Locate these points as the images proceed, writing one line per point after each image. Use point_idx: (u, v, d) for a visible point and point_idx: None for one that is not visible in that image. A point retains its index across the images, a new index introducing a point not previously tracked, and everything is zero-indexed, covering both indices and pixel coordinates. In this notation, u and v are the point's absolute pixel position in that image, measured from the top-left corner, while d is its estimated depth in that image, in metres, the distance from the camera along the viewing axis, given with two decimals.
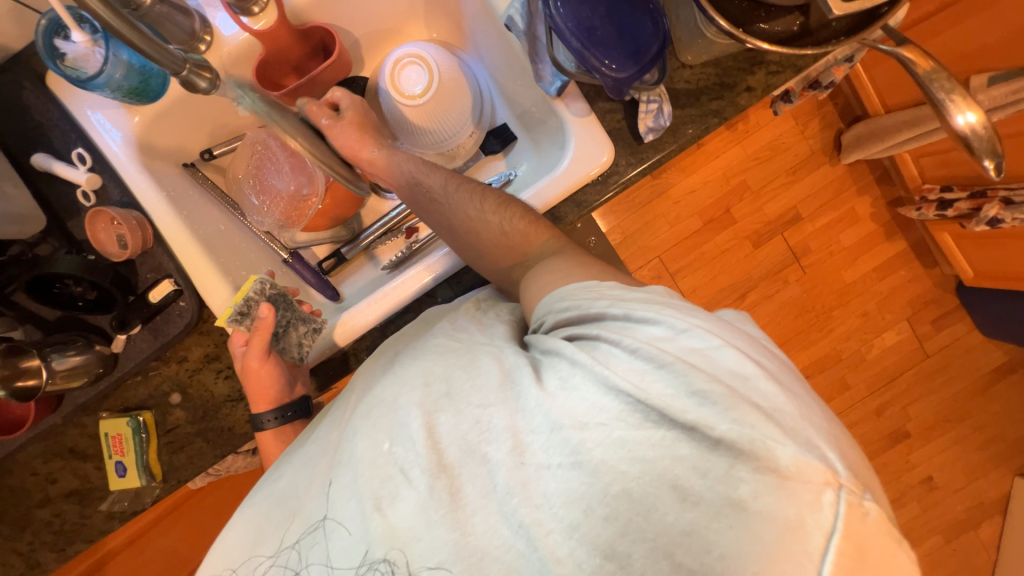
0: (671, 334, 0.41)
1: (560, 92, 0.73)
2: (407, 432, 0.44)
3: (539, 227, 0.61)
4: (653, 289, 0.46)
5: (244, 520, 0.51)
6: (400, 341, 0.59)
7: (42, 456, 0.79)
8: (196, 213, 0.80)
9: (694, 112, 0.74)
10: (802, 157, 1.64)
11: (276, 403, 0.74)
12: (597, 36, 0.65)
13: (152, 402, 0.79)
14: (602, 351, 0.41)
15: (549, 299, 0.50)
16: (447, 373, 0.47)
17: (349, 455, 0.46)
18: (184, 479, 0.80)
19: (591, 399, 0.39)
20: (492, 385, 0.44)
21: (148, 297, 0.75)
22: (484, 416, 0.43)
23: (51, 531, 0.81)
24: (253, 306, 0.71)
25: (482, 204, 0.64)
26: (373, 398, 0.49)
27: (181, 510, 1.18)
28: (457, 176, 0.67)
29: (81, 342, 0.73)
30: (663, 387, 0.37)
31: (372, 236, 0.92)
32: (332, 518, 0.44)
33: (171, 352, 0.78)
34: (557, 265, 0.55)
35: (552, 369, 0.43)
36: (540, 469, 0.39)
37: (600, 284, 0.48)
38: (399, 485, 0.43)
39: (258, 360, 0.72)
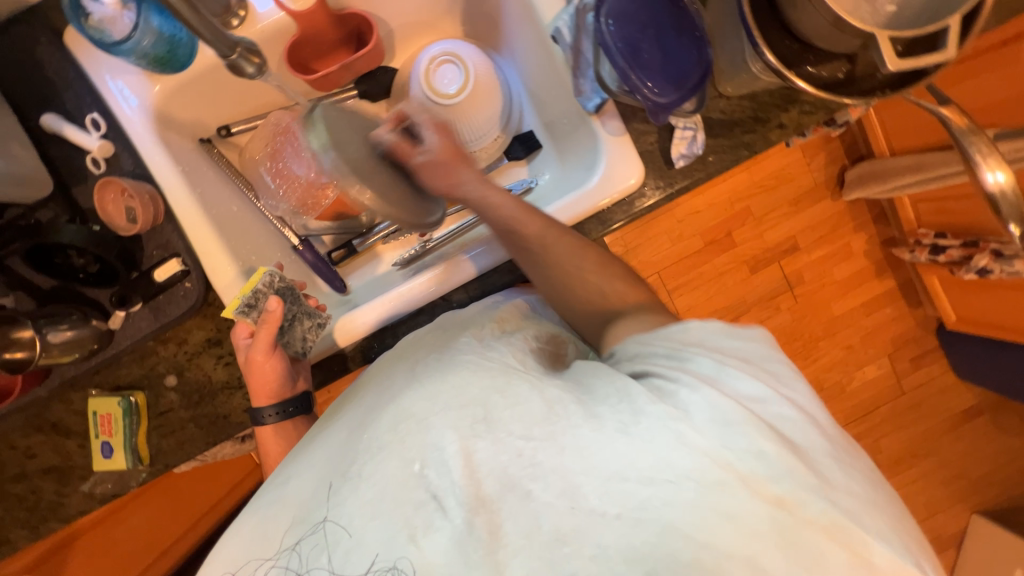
0: (762, 396, 0.41)
1: (598, 109, 0.73)
2: (440, 456, 0.43)
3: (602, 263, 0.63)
4: (736, 334, 0.45)
5: (250, 525, 0.49)
6: (423, 348, 0.58)
7: (23, 429, 0.76)
8: (209, 191, 0.77)
9: (725, 143, 0.74)
10: (806, 189, 1.67)
11: (275, 397, 0.72)
12: (643, 59, 0.66)
13: (147, 382, 0.77)
14: (687, 402, 0.40)
15: (636, 340, 0.49)
16: (481, 396, 0.45)
17: (375, 472, 0.44)
18: (171, 464, 0.77)
19: (656, 452, 0.39)
20: (533, 417, 0.42)
21: (153, 275, 0.72)
22: (525, 449, 0.42)
23: (24, 508, 0.77)
24: (260, 299, 0.70)
25: (582, 262, 0.63)
26: (400, 410, 0.46)
27: (128, 508, 1.10)
28: (559, 230, 0.63)
29: (75, 316, 0.70)
30: (752, 453, 0.38)
31: (385, 231, 0.91)
32: (351, 536, 0.43)
33: (170, 333, 0.76)
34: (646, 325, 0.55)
35: (605, 403, 0.42)
36: (591, 515, 0.40)
37: (696, 327, 0.46)
38: (432, 515, 0.42)
39: (263, 353, 0.70)
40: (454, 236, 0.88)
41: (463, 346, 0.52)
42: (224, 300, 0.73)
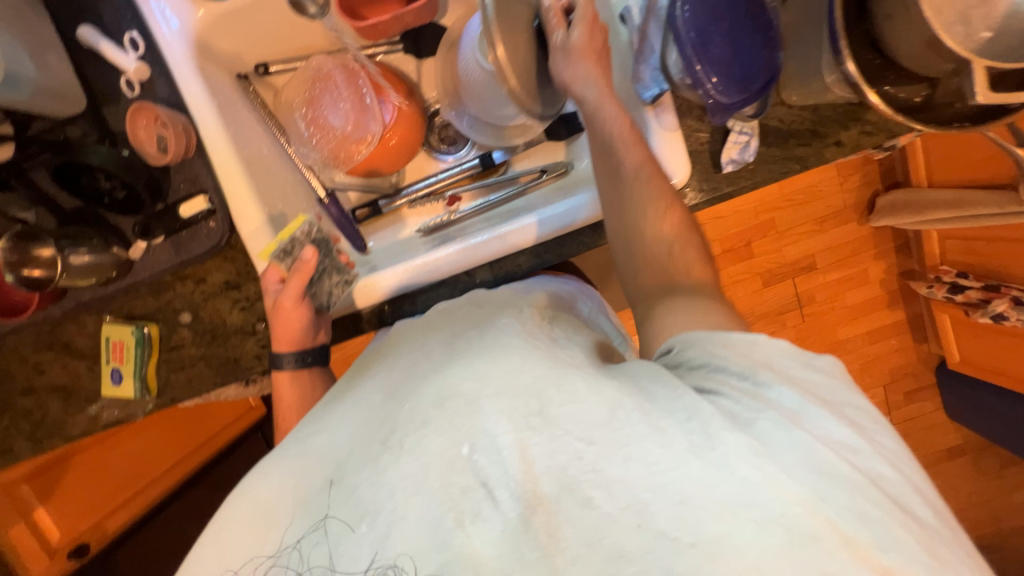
0: (852, 445, 0.41)
1: (655, 100, 0.69)
2: (492, 445, 0.42)
3: (677, 228, 0.60)
4: (811, 365, 0.46)
5: (281, 474, 0.48)
6: (456, 321, 0.62)
7: (34, 344, 0.76)
8: (243, 130, 0.75)
9: (778, 153, 0.72)
10: (833, 209, 1.63)
11: (296, 345, 0.73)
12: (713, 53, 0.62)
13: (161, 315, 0.76)
14: (775, 440, 0.40)
15: (695, 335, 0.47)
16: (536, 385, 0.44)
17: (417, 444, 0.44)
18: (178, 399, 0.78)
19: (738, 486, 0.39)
20: (593, 421, 0.42)
21: (178, 210, 0.71)
22: (586, 452, 0.41)
23: (29, 422, 0.78)
24: (296, 247, 0.71)
25: (661, 213, 0.60)
26: (448, 387, 0.46)
27: (117, 439, 1.11)
28: (653, 165, 0.62)
29: (95, 240, 0.69)
30: (844, 506, 0.38)
31: (414, 195, 0.89)
32: (392, 510, 0.42)
33: (190, 270, 0.75)
34: (700, 306, 0.53)
35: (670, 414, 0.42)
36: (661, 537, 0.39)
37: (768, 343, 0.46)
38: (482, 504, 0.42)
39: (292, 301, 0.70)
40: (481, 212, 0.87)
41: (504, 327, 0.53)
42: (252, 250, 0.72)
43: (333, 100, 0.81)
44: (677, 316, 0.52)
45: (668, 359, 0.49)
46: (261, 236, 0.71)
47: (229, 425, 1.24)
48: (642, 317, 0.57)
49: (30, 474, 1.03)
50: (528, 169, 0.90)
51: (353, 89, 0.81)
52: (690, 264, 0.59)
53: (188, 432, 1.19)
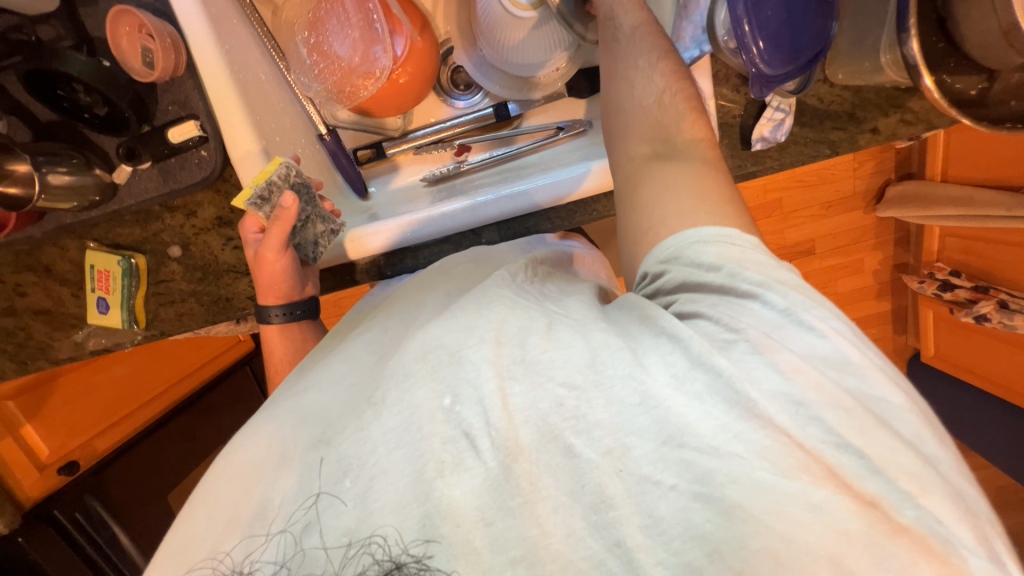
0: (838, 359, 0.38)
1: (693, 62, 0.63)
2: (476, 394, 0.39)
3: (681, 81, 0.52)
4: (786, 267, 0.43)
5: (267, 433, 0.46)
6: (451, 281, 0.60)
7: (13, 266, 0.73)
8: (238, 51, 0.68)
9: (811, 134, 0.68)
10: (843, 195, 1.59)
11: (284, 298, 0.70)
12: (765, 16, 0.57)
13: (149, 247, 0.73)
14: (753, 366, 0.37)
15: (674, 248, 0.44)
16: (518, 333, 0.42)
17: (401, 398, 0.41)
18: (167, 332, 0.76)
19: (721, 419, 0.36)
20: (577, 364, 0.39)
21: (167, 134, 0.66)
22: (566, 399, 0.38)
23: (12, 342, 0.76)
24: (274, 193, 0.65)
25: (654, 65, 0.53)
26: (427, 340, 0.43)
27: (105, 361, 1.11)
28: (651, 26, 0.56)
29: (77, 160, 0.64)
30: (824, 434, 0.36)
31: (423, 140, 0.85)
32: (373, 464, 0.39)
33: (179, 202, 0.71)
34: (688, 181, 0.46)
35: (655, 351, 0.39)
36: (643, 482, 0.36)
37: (741, 238, 0.43)
38: (463, 454, 0.38)
39: (274, 251, 0.65)
40: (490, 165, 0.83)
41: (497, 278, 0.51)
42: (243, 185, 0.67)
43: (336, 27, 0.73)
44: (663, 200, 0.46)
45: (646, 287, 0.46)
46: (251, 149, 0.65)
47: (220, 355, 1.29)
48: (624, 184, 0.50)
49: (21, 391, 1.02)
50: (544, 124, 0.85)
51: (363, 13, 0.73)
52: (690, 125, 0.50)
53: (177, 361, 1.21)
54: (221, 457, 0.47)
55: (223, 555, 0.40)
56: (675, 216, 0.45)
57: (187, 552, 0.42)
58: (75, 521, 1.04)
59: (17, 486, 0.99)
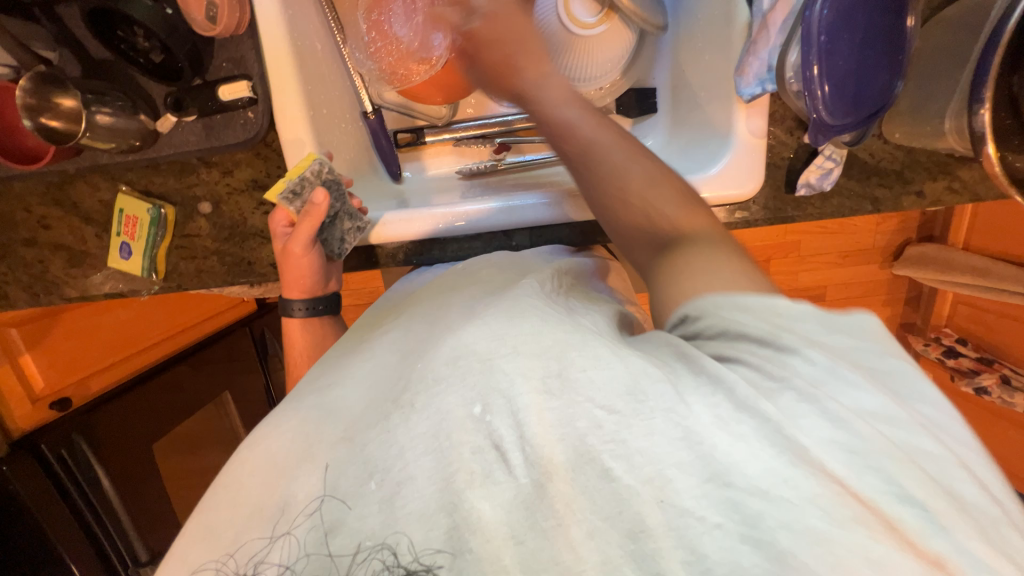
0: (885, 415, 0.38)
1: (751, 100, 0.62)
2: (508, 406, 0.39)
3: (666, 185, 0.54)
4: (831, 327, 0.42)
5: (291, 427, 0.46)
6: (476, 284, 0.60)
7: (41, 198, 0.73)
8: (299, 18, 0.68)
9: (856, 188, 0.68)
10: (861, 247, 1.59)
11: (308, 292, 0.71)
12: (834, 66, 0.56)
13: (179, 199, 0.72)
14: (802, 415, 0.37)
15: (710, 303, 0.44)
16: (556, 347, 0.41)
17: (430, 403, 0.41)
18: (184, 287, 0.76)
19: (769, 462, 0.35)
20: (618, 388, 0.39)
21: (218, 90, 0.65)
22: (606, 422, 0.38)
23: (28, 274, 0.76)
24: (305, 188, 0.65)
25: (634, 175, 0.54)
26: (458, 344, 0.43)
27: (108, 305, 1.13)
28: (611, 136, 0.56)
29: (123, 103, 0.64)
30: (881, 484, 0.35)
31: (465, 132, 0.84)
32: (400, 470, 0.39)
33: (217, 159, 0.70)
34: (704, 267, 0.47)
35: (695, 390, 0.38)
36: (685, 515, 0.35)
37: (787, 308, 0.42)
38: (493, 467, 0.38)
39: (300, 247, 0.66)
40: (528, 168, 0.82)
41: (526, 288, 0.51)
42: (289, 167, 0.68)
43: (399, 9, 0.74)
44: (676, 290, 0.47)
45: (683, 329, 0.46)
46: (295, 122, 0.66)
47: (219, 312, 1.35)
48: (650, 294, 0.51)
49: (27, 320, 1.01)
50: None
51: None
52: (690, 218, 0.52)
53: (178, 311, 1.25)
54: (244, 446, 0.48)
55: (229, 556, 0.40)
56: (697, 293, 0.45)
57: (203, 543, 0.42)
58: (59, 459, 0.99)
59: (9, 414, 0.98)
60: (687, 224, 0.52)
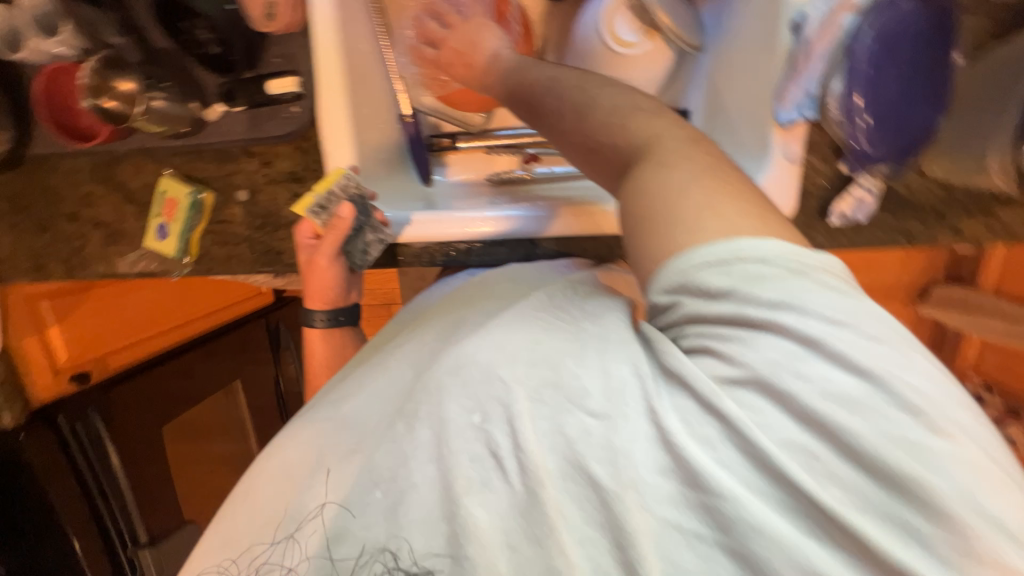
0: (863, 398, 0.31)
1: (790, 125, 0.62)
2: (505, 413, 0.38)
3: (621, 101, 0.42)
4: (815, 280, 0.33)
5: (306, 438, 0.47)
6: (488, 298, 0.57)
7: (88, 176, 0.76)
8: (351, 21, 0.70)
9: (889, 221, 0.67)
10: (885, 285, 1.55)
11: (328, 304, 0.75)
12: (873, 97, 0.59)
13: (219, 186, 0.74)
14: (760, 407, 0.33)
15: (677, 268, 0.35)
16: (553, 354, 0.39)
17: (432, 412, 0.40)
18: (214, 271, 0.77)
19: (735, 467, 0.33)
20: (604, 387, 0.36)
21: (266, 84, 0.68)
22: (594, 428, 0.36)
23: (68, 248, 0.78)
24: (332, 202, 0.68)
25: (576, 98, 0.44)
26: (462, 354, 0.42)
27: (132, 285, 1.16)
28: (557, 73, 0.49)
29: (173, 88, 0.67)
30: (838, 492, 0.31)
31: (499, 144, 0.85)
32: (404, 479, 0.40)
33: (257, 150, 0.72)
34: (655, 198, 0.36)
35: (665, 394, 0.35)
36: (665, 526, 0.34)
37: (749, 256, 0.34)
38: (490, 475, 0.38)
39: (325, 259, 0.71)
40: (556, 180, 0.83)
41: (538, 296, 0.48)
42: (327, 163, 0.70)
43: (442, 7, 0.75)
44: (639, 251, 0.38)
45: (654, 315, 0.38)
46: (339, 119, 0.68)
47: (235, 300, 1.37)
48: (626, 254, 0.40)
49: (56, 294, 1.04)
50: None
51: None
52: (642, 122, 0.40)
53: (196, 297, 1.28)
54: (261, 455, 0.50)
55: (245, 559, 0.45)
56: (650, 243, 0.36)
57: (229, 545, 0.46)
58: (72, 431, 1.01)
59: (32, 383, 0.99)
60: (644, 130, 0.40)
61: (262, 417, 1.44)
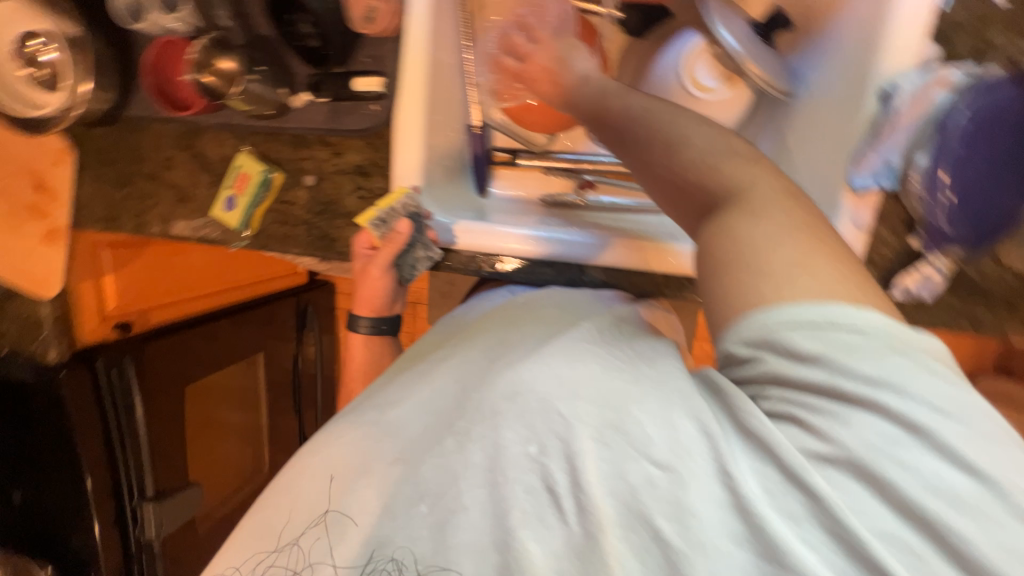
0: (973, 497, 0.31)
1: (862, 190, 0.61)
2: (563, 450, 0.39)
3: (720, 145, 0.43)
4: (912, 357, 0.33)
5: (352, 438, 0.49)
6: (537, 323, 0.57)
7: (173, 141, 0.81)
8: (442, 33, 0.73)
9: (958, 304, 0.63)
10: None
11: (374, 312, 0.79)
12: (960, 178, 0.58)
13: (289, 168, 0.78)
14: (852, 491, 0.33)
15: (765, 325, 0.35)
16: (616, 396, 0.40)
17: (487, 435, 0.42)
18: (267, 247, 0.80)
19: (821, 547, 0.33)
20: (669, 442, 0.37)
21: (352, 81, 0.71)
22: (659, 480, 0.37)
23: (141, 205, 0.83)
24: (391, 217, 0.71)
25: (670, 133, 0.44)
26: (514, 379, 0.43)
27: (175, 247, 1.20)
28: (649, 103, 0.48)
29: (266, 72, 0.72)
30: None
31: (556, 167, 0.86)
32: (452, 498, 0.42)
33: (332, 140, 0.76)
34: (752, 251, 0.37)
35: (743, 455, 0.36)
36: None
37: (844, 324, 0.34)
38: (547, 512, 0.40)
39: (378, 270, 0.74)
40: (607, 211, 0.84)
41: (584, 330, 0.49)
42: (395, 161, 0.72)
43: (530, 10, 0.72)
44: (723, 299, 0.38)
45: (728, 365, 0.38)
46: (414, 123, 0.71)
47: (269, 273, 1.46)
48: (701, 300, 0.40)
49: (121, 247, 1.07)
50: None
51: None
52: (734, 168, 0.41)
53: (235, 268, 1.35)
54: (305, 449, 0.52)
55: (280, 553, 0.47)
56: (739, 294, 0.37)
57: (268, 533, 0.48)
58: (107, 375, 1.00)
59: (79, 323, 0.99)
60: (735, 177, 0.40)
61: (277, 393, 1.46)
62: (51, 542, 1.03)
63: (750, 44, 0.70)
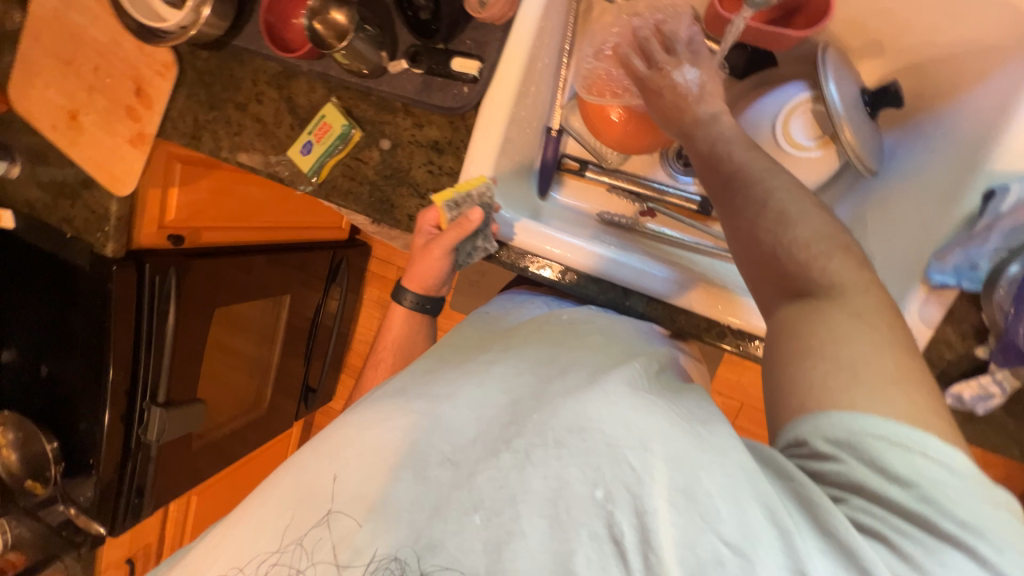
0: None
1: (937, 286, 0.59)
2: (633, 502, 0.41)
3: (834, 238, 0.44)
4: (999, 508, 0.35)
5: (399, 425, 0.50)
6: (584, 349, 0.59)
7: (269, 79, 0.85)
8: (546, 34, 0.75)
9: (1004, 424, 0.62)
10: None
11: (422, 291, 0.81)
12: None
13: (369, 128, 0.80)
14: None
15: (853, 434, 0.37)
16: (688, 459, 0.41)
17: (550, 465, 0.44)
18: (330, 197, 0.82)
19: None
20: (741, 523, 0.38)
21: (452, 59, 0.73)
22: (728, 561, 0.38)
23: (226, 132, 0.87)
24: (467, 202, 0.71)
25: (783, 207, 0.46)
26: (580, 417, 0.46)
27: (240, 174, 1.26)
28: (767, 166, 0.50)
29: (368, 33, 0.72)
30: None
31: (621, 187, 0.86)
32: (510, 520, 0.43)
33: (416, 111, 0.78)
34: (852, 356, 0.38)
35: (819, 556, 0.36)
36: None
37: (938, 456, 0.35)
38: (610, 563, 0.41)
39: (439, 251, 0.75)
40: (664, 242, 0.82)
41: (629, 373, 0.51)
42: (472, 147, 0.73)
43: (644, 24, 0.70)
44: (805, 394, 0.39)
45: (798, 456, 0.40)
46: (499, 114, 0.72)
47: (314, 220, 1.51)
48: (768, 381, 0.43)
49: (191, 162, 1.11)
50: None
51: (690, 17, 0.69)
52: (842, 266, 0.42)
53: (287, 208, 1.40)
54: (320, 440, 0.54)
55: (296, 544, 0.47)
56: (826, 391, 0.38)
57: (290, 511, 0.49)
58: (151, 281, 1.04)
59: (139, 228, 1.04)
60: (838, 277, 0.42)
61: (297, 336, 1.51)
62: (61, 422, 1.08)
63: (852, 111, 0.68)
